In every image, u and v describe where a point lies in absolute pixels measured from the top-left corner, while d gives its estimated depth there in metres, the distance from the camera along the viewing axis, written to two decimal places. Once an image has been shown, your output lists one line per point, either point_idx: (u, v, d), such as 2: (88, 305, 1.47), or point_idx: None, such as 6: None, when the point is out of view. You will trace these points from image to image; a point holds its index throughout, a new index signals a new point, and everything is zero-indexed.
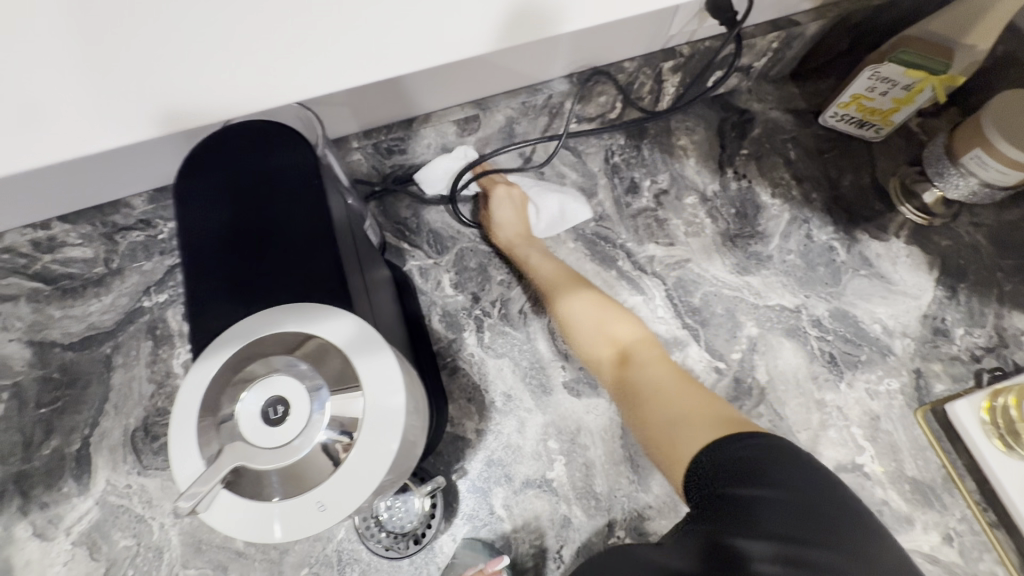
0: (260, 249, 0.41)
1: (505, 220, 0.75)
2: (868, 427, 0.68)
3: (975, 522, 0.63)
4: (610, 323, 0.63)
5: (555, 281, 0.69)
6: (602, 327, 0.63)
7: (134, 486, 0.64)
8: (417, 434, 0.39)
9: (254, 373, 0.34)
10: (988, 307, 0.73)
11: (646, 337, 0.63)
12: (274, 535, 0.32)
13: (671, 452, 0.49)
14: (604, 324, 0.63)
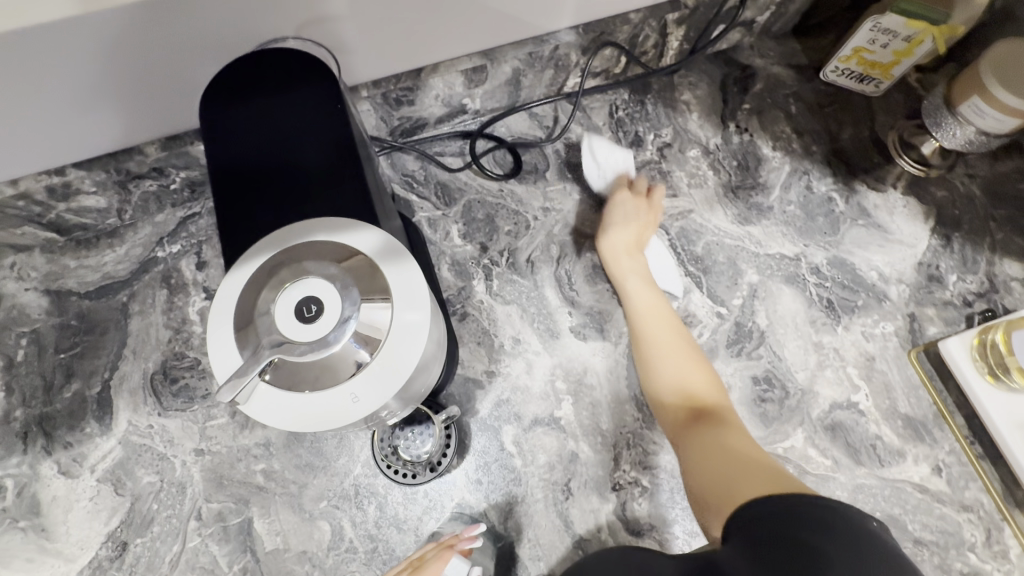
0: (290, 177, 0.44)
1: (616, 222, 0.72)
2: (863, 367, 0.70)
3: (963, 454, 0.66)
4: (691, 377, 0.61)
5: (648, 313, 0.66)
6: (689, 376, 0.61)
7: (155, 426, 0.66)
8: (436, 346, 0.41)
9: (288, 275, 0.35)
10: (980, 254, 0.75)
11: (730, 408, 0.59)
12: (308, 425, 0.34)
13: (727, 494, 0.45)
14: (686, 378, 0.61)
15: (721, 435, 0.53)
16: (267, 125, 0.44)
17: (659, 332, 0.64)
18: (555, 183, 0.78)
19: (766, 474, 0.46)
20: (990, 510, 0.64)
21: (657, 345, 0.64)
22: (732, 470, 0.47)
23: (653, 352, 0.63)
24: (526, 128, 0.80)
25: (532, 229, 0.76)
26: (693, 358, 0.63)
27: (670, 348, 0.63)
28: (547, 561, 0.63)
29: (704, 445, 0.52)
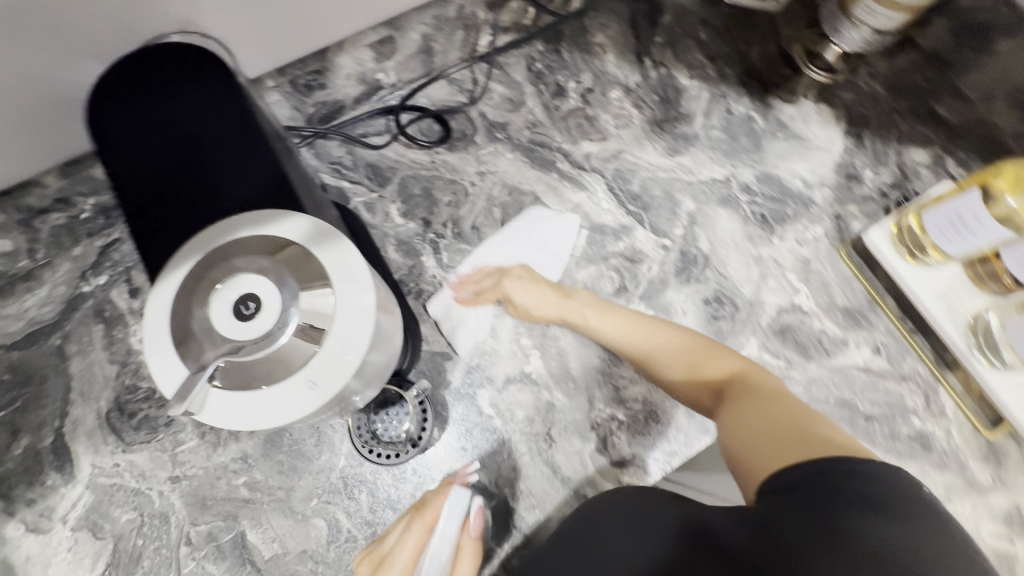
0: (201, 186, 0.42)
1: (533, 300, 0.68)
2: (801, 271, 0.75)
3: (897, 333, 0.72)
4: (705, 360, 0.56)
5: (623, 334, 0.63)
6: (694, 358, 0.56)
7: (122, 464, 0.63)
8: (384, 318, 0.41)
9: (220, 278, 0.34)
10: (889, 148, 0.81)
11: (757, 373, 0.52)
12: (271, 422, 0.33)
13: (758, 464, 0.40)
14: (697, 358, 0.56)
15: (743, 402, 0.47)
16: (165, 121, 0.42)
17: (640, 340, 0.61)
18: (486, 146, 0.78)
19: (791, 443, 0.40)
20: (925, 376, 0.71)
21: (650, 352, 0.60)
22: (764, 445, 0.41)
23: (650, 352, 0.60)
24: (447, 96, 0.79)
25: (472, 195, 0.76)
26: (694, 344, 0.58)
27: (665, 345, 0.60)
28: (542, 508, 0.65)
29: (731, 418, 0.46)
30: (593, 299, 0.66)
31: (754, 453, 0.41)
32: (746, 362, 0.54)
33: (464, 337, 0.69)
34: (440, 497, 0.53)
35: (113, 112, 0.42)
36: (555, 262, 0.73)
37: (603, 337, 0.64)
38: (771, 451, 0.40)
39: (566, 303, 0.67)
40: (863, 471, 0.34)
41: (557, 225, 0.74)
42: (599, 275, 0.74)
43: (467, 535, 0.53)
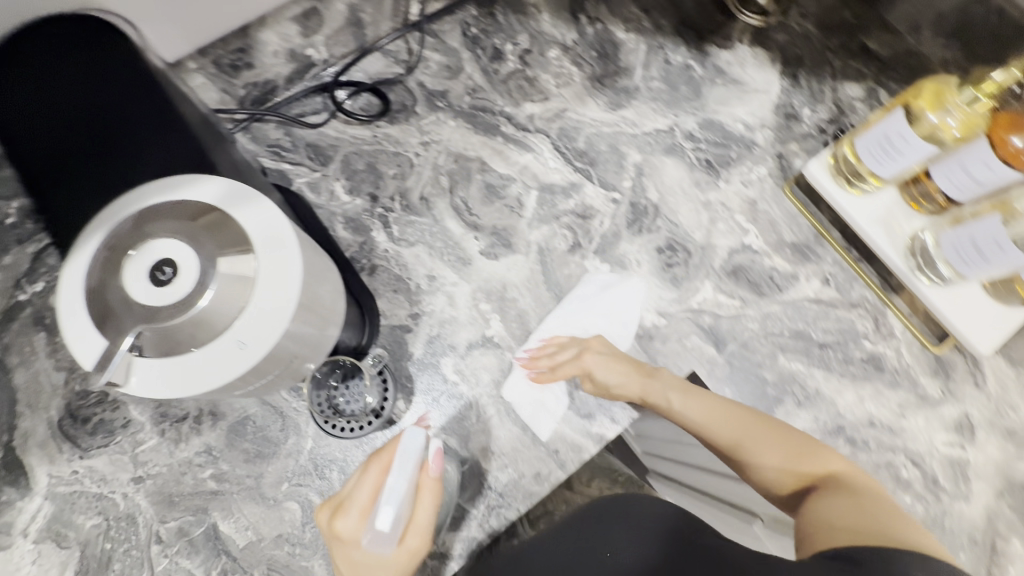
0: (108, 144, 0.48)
1: (616, 377, 0.64)
2: (748, 211, 0.76)
3: (844, 263, 0.74)
4: (797, 456, 0.50)
5: (712, 421, 0.55)
6: (791, 454, 0.50)
7: (81, 471, 0.62)
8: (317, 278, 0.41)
9: (132, 246, 0.33)
10: (825, 85, 0.82)
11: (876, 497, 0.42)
12: (202, 387, 0.32)
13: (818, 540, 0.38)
14: (791, 455, 0.50)
15: (835, 497, 0.43)
16: (82, 94, 0.48)
17: (727, 425, 0.54)
18: (427, 116, 0.77)
19: (871, 536, 0.35)
20: (874, 301, 0.73)
21: (743, 438, 0.53)
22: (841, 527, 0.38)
23: (741, 440, 0.52)
24: (383, 68, 0.77)
25: (417, 166, 0.75)
26: (795, 439, 0.52)
27: (761, 435, 0.52)
28: (515, 467, 0.65)
29: (817, 507, 0.42)
30: (675, 380, 0.61)
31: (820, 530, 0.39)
32: (848, 464, 0.48)
33: (544, 422, 0.66)
34: (395, 438, 0.45)
35: (39, 96, 0.47)
36: (625, 331, 0.71)
37: (684, 421, 0.57)
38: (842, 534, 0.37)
39: (649, 382, 0.62)
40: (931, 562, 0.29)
41: (624, 291, 0.72)
42: (552, 234, 0.73)
43: (425, 476, 0.48)
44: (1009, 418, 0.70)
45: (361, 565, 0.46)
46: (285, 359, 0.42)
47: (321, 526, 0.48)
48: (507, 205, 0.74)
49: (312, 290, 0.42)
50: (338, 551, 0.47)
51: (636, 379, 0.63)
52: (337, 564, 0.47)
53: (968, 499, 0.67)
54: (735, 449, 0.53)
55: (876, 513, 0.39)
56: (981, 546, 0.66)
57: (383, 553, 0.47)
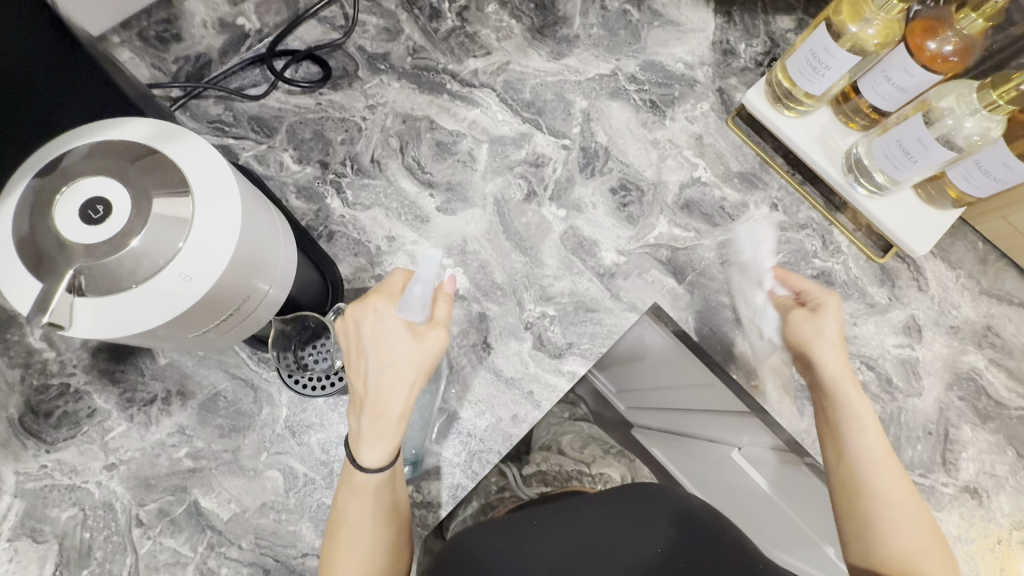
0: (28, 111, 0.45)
1: (828, 355, 0.62)
2: (695, 147, 0.78)
3: (790, 187, 0.77)
4: (925, 559, 0.53)
5: (890, 494, 0.56)
6: (924, 543, 0.54)
7: (50, 465, 0.60)
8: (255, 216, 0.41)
9: (61, 188, 0.33)
10: (758, 20, 0.83)
11: None
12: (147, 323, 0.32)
13: None
14: (922, 554, 0.53)
15: None
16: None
17: (890, 488, 0.56)
18: (370, 79, 0.76)
19: None
20: (820, 220, 0.76)
21: (893, 502, 0.56)
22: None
23: (892, 503, 0.56)
24: (321, 35, 0.76)
25: (365, 130, 0.74)
26: (945, 554, 0.55)
27: (912, 511, 0.55)
28: (492, 412, 0.66)
29: None
30: (886, 450, 0.58)
31: None
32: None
33: None
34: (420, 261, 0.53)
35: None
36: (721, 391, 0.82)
37: (852, 458, 0.59)
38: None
39: (846, 382, 0.61)
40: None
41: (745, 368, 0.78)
42: (507, 185, 0.74)
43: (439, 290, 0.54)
44: (951, 316, 0.74)
45: (384, 336, 0.51)
46: (235, 300, 0.42)
47: (349, 310, 0.53)
48: (459, 160, 0.74)
49: (256, 233, 0.42)
50: (367, 326, 0.52)
51: (839, 368, 0.61)
52: (363, 337, 0.52)
53: (921, 395, 0.71)
54: (878, 505, 0.56)
55: None
56: (936, 436, 0.70)
57: (404, 333, 0.51)
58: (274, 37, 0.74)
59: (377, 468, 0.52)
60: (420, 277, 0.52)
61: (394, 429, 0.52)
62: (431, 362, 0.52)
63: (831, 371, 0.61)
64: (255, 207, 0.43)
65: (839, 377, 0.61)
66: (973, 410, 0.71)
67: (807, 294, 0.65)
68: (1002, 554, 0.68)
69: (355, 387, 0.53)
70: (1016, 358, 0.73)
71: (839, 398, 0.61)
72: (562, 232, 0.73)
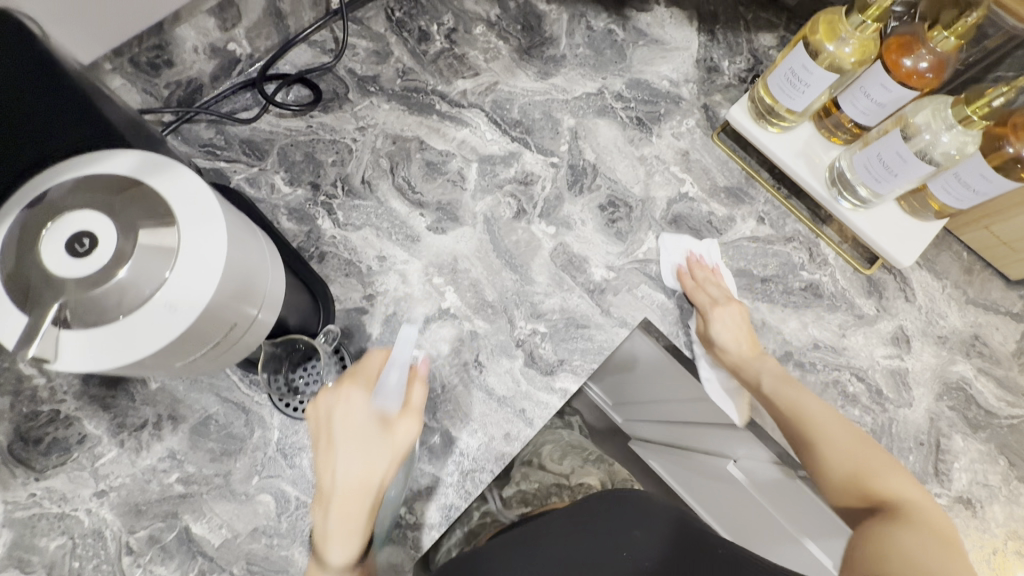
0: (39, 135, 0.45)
1: (729, 340, 0.69)
2: (682, 162, 0.79)
3: (775, 201, 0.78)
4: (867, 463, 0.60)
5: (813, 415, 0.64)
6: (855, 453, 0.61)
7: (39, 493, 0.59)
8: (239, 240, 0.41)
9: (45, 223, 0.33)
10: (740, 37, 0.85)
11: (927, 509, 0.54)
12: (131, 355, 0.32)
13: (883, 549, 0.49)
14: (863, 462, 0.60)
15: (903, 523, 0.52)
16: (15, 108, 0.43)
17: (814, 414, 0.64)
18: (361, 101, 0.77)
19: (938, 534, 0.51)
20: (806, 233, 0.77)
21: (817, 434, 0.63)
22: (878, 555, 0.49)
23: (812, 436, 0.63)
24: (312, 59, 0.78)
25: (356, 151, 0.75)
26: (885, 457, 0.61)
27: (838, 430, 0.63)
28: (485, 431, 0.66)
29: (897, 532, 0.51)
30: (796, 383, 0.67)
31: (875, 551, 0.50)
32: (909, 483, 0.58)
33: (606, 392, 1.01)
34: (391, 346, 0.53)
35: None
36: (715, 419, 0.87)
37: (775, 410, 0.66)
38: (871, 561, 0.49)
39: (748, 358, 0.69)
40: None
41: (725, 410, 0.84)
42: (497, 203, 0.75)
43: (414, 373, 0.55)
44: (939, 326, 0.75)
45: (356, 426, 0.52)
46: (222, 327, 0.42)
47: (320, 398, 0.54)
48: (449, 180, 0.75)
49: (246, 258, 0.42)
50: (337, 414, 0.52)
51: (742, 345, 0.69)
52: (334, 426, 0.52)
53: (911, 405, 0.72)
54: (812, 437, 0.63)
55: (925, 539, 0.49)
56: (928, 446, 0.70)
57: (376, 425, 0.52)
58: (263, 62, 0.75)
59: (345, 564, 0.51)
60: (397, 362, 0.51)
61: (360, 528, 0.51)
62: (402, 451, 0.52)
63: (733, 352, 0.69)
64: (244, 235, 0.43)
65: (741, 355, 0.69)
66: (963, 420, 0.71)
67: (695, 301, 0.72)
68: (998, 564, 0.67)
69: (324, 481, 0.52)
70: (1004, 367, 0.74)
71: (748, 364, 0.69)
72: (552, 249, 0.73)
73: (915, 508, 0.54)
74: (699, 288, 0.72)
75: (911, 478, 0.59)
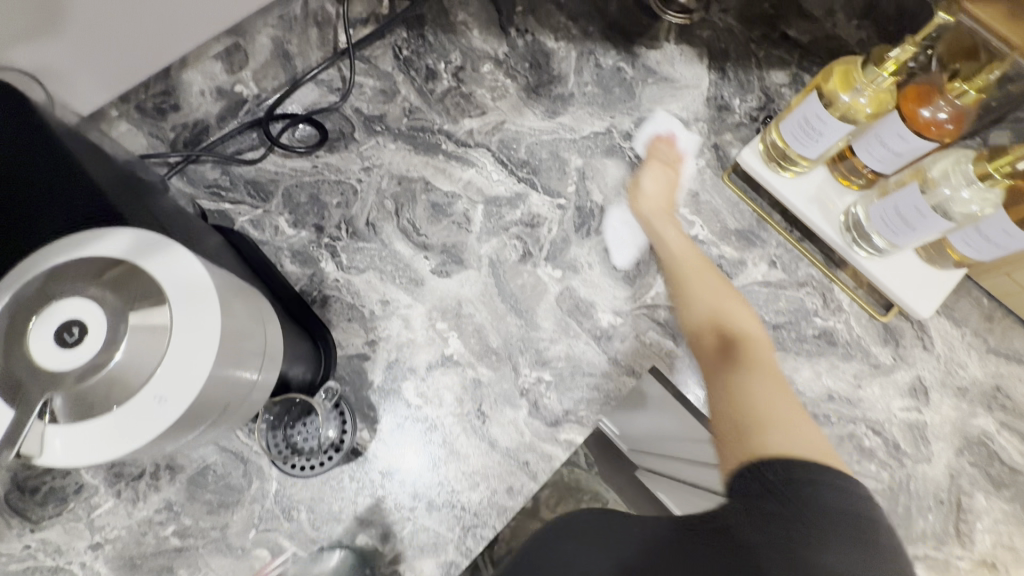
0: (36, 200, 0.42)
1: (654, 191, 0.72)
2: (691, 204, 0.78)
3: (788, 244, 0.76)
4: (727, 309, 0.58)
5: (686, 262, 0.65)
6: (717, 302, 0.59)
7: (34, 545, 0.59)
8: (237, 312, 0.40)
9: (36, 310, 0.33)
10: (751, 75, 0.84)
11: (771, 360, 0.53)
12: (117, 450, 0.32)
13: (745, 413, 0.46)
14: (723, 308, 0.58)
15: (750, 377, 0.50)
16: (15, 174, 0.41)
17: (693, 275, 0.63)
18: (367, 141, 0.77)
19: (785, 391, 0.49)
20: (820, 278, 0.75)
21: (690, 276, 0.63)
22: (736, 414, 0.46)
23: (685, 283, 0.62)
24: (318, 98, 0.77)
25: (360, 192, 0.74)
26: (752, 316, 0.58)
27: (712, 282, 0.62)
28: (487, 484, 0.65)
29: (744, 389, 0.49)
30: (677, 227, 0.70)
31: (740, 428, 0.44)
32: (759, 333, 0.57)
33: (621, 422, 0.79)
34: None
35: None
36: None
37: (664, 252, 0.67)
38: (729, 424, 0.46)
39: (659, 215, 0.70)
40: (839, 485, 0.36)
41: None
42: (502, 246, 0.74)
43: None
44: (959, 377, 0.72)
45: None
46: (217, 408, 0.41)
47: None
48: (454, 222, 0.74)
49: (245, 333, 0.42)
50: None
51: (652, 206, 0.71)
52: None
53: (930, 460, 0.69)
54: (681, 288, 0.62)
55: (788, 410, 0.46)
56: (947, 504, 0.68)
57: None
58: (270, 102, 0.75)
59: None
60: None
61: None
62: None
63: (647, 205, 0.71)
64: (244, 308, 0.42)
65: (655, 211, 0.70)
66: (985, 477, 0.69)
67: (648, 155, 0.77)
68: None
69: None
70: None
71: (650, 221, 0.70)
72: (557, 294, 0.72)
73: (756, 351, 0.54)
74: (665, 147, 0.77)
75: (757, 319, 0.58)
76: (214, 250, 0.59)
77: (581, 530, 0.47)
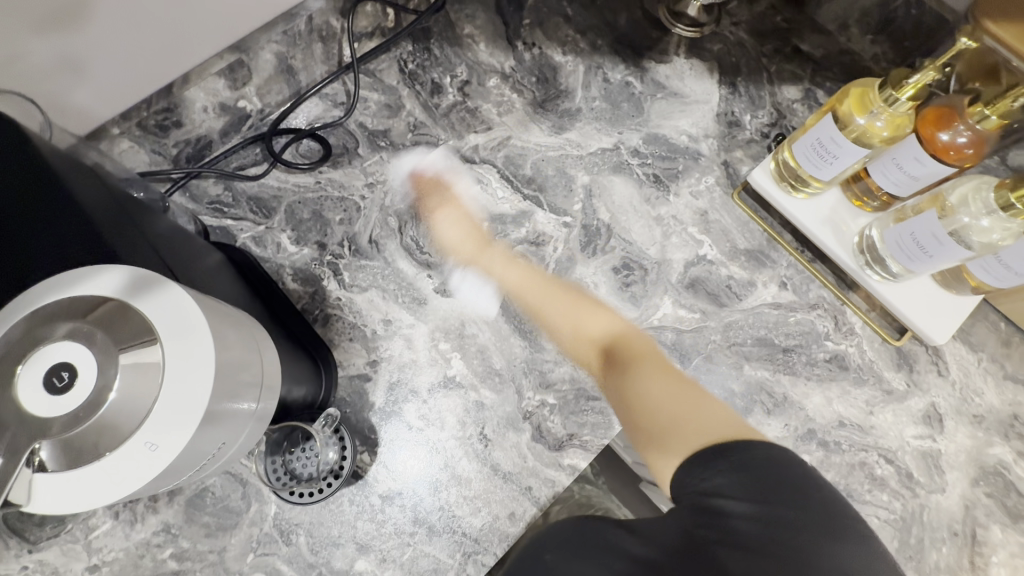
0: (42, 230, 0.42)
1: (451, 233, 0.71)
2: (700, 223, 0.76)
3: (799, 265, 0.74)
4: (582, 323, 0.62)
5: (526, 285, 0.68)
6: (568, 304, 0.64)
7: (32, 565, 0.58)
8: (239, 347, 0.39)
9: (28, 352, 0.33)
10: (763, 90, 0.82)
11: (641, 347, 0.57)
12: (102, 498, 0.32)
13: (649, 421, 0.46)
14: (579, 321, 0.62)
15: (634, 377, 0.52)
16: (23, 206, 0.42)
17: (536, 296, 0.67)
18: (370, 157, 0.76)
19: (665, 371, 0.51)
20: (832, 301, 0.73)
21: (542, 303, 0.66)
22: (638, 427, 0.47)
23: (541, 304, 0.66)
24: (322, 113, 0.76)
25: (364, 209, 0.73)
26: (586, 300, 0.64)
27: (557, 295, 0.65)
28: (489, 509, 0.64)
29: (640, 395, 0.49)
30: (498, 249, 0.71)
31: (654, 431, 0.45)
32: (622, 324, 0.61)
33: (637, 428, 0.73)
34: None
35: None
36: None
37: (507, 287, 0.69)
38: (641, 437, 0.46)
39: (476, 248, 0.70)
40: (769, 448, 0.39)
41: None
42: None
43: None
44: (975, 404, 0.70)
45: None
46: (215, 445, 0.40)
47: None
48: None
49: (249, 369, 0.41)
50: None
51: (463, 230, 0.71)
52: None
53: (944, 491, 0.67)
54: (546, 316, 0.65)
55: (660, 390, 0.48)
56: (962, 537, 0.66)
57: None
58: (274, 116, 0.74)
59: None
60: None
61: None
62: None
63: (440, 235, 0.71)
64: (248, 341, 0.42)
65: (467, 249, 0.70)
66: (1002, 509, 0.67)
67: (425, 203, 0.73)
68: None
69: None
70: None
71: (477, 257, 0.70)
72: None
73: (632, 350, 0.56)
74: (433, 190, 0.73)
75: (609, 309, 0.63)
76: (211, 274, 0.56)
77: (550, 543, 0.42)
